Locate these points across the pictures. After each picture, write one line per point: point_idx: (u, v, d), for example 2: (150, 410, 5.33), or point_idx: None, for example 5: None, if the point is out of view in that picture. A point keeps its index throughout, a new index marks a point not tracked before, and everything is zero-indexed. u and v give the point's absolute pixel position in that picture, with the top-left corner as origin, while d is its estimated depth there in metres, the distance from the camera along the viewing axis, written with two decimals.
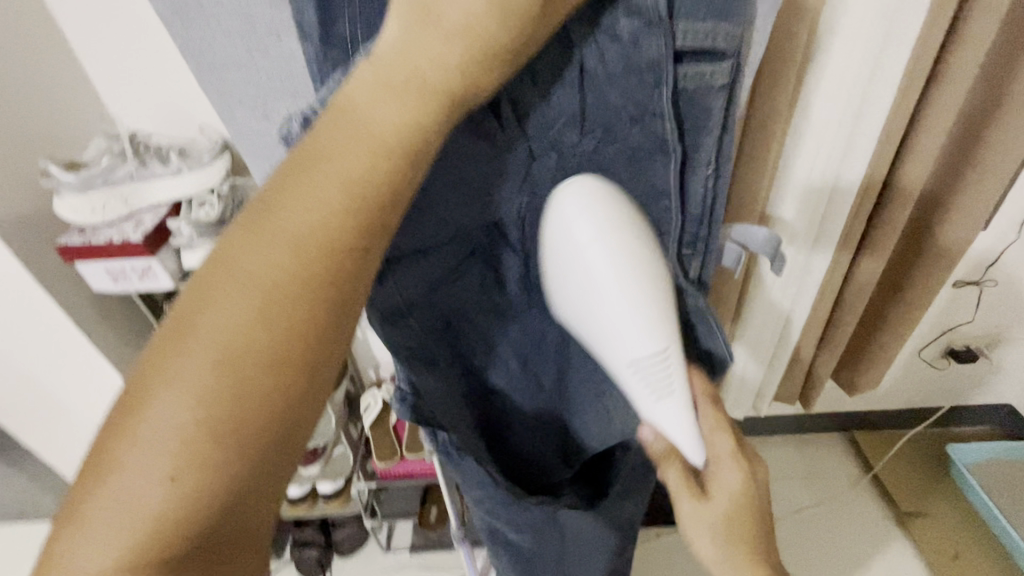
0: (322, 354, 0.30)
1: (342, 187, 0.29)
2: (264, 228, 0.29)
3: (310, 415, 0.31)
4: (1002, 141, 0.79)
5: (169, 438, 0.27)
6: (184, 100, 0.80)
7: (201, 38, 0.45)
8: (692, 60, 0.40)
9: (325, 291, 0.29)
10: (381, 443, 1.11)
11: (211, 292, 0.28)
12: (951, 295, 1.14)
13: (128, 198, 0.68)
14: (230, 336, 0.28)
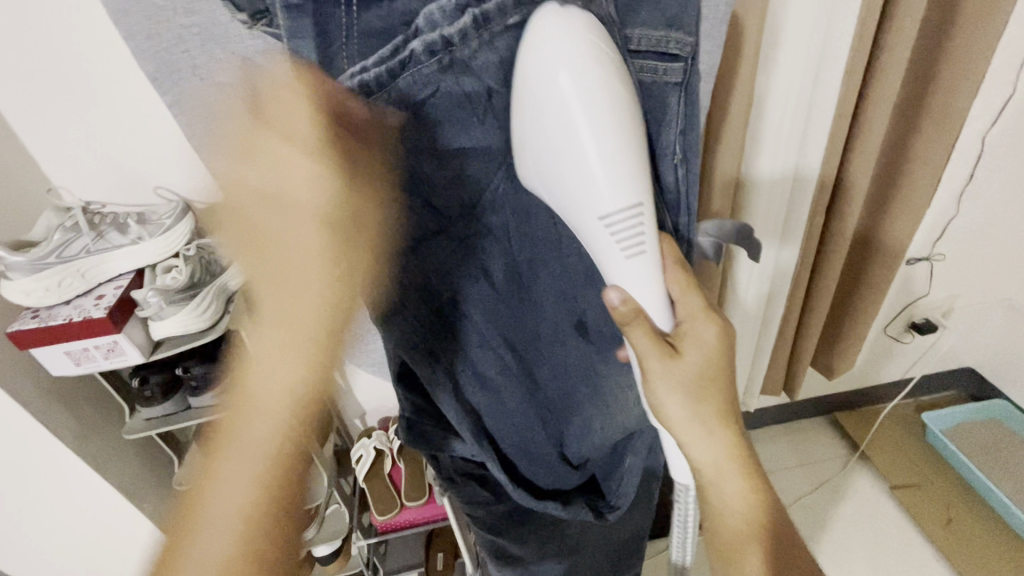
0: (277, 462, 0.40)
1: (296, 339, 0.37)
2: (248, 399, 0.39)
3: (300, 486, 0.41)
4: (935, 125, 0.86)
5: (230, 519, 0.39)
6: (136, 164, 0.77)
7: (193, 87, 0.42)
8: (646, 58, 0.42)
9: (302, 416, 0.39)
10: (378, 494, 1.06)
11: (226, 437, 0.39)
12: (906, 272, 1.21)
13: (85, 272, 0.63)
14: (256, 476, 0.39)
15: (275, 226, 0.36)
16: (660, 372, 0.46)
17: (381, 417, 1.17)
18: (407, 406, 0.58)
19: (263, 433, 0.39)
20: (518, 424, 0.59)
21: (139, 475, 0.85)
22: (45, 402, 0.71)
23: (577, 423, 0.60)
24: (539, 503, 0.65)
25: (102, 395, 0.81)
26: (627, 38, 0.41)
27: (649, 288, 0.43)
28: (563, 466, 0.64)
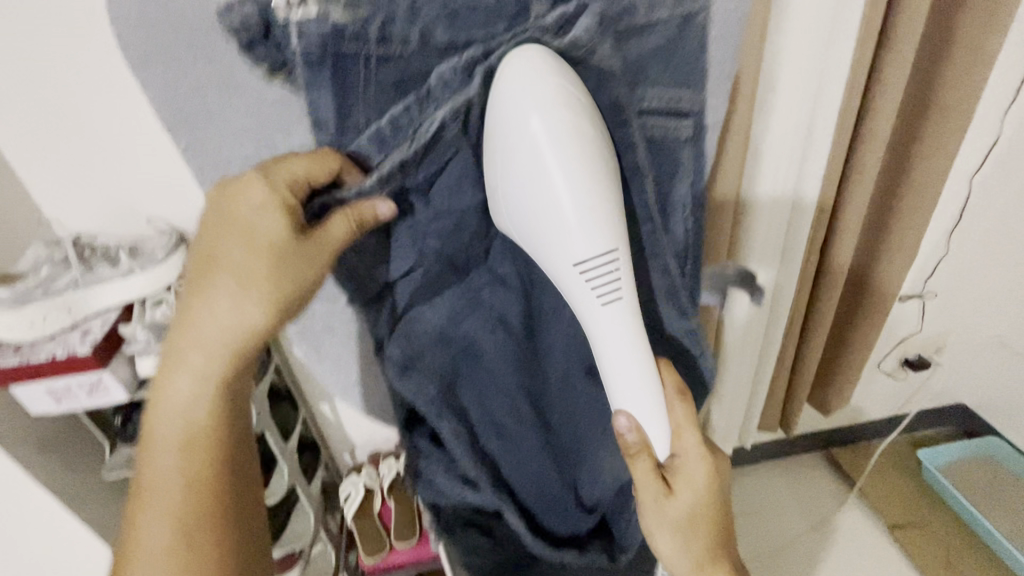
0: (239, 439, 0.48)
1: (219, 359, 0.44)
2: (155, 431, 0.46)
3: (239, 483, 0.48)
4: (925, 170, 0.88)
5: (161, 551, 0.45)
6: (131, 196, 0.77)
7: (202, 136, 0.44)
8: (659, 115, 0.43)
9: (223, 424, 0.46)
10: (367, 534, 1.02)
11: (154, 430, 0.46)
12: (899, 308, 1.22)
13: (72, 307, 0.61)
14: (181, 492, 0.46)
15: (229, 242, 0.42)
16: (659, 508, 0.50)
17: (371, 452, 1.14)
18: (416, 454, 0.57)
19: (179, 472, 0.46)
20: (534, 469, 0.58)
21: (117, 515, 0.81)
22: (20, 442, 0.68)
23: (589, 464, 0.58)
24: (553, 551, 0.62)
25: (84, 431, 0.78)
26: (640, 96, 0.42)
27: (657, 424, 0.45)
28: (576, 508, 0.62)
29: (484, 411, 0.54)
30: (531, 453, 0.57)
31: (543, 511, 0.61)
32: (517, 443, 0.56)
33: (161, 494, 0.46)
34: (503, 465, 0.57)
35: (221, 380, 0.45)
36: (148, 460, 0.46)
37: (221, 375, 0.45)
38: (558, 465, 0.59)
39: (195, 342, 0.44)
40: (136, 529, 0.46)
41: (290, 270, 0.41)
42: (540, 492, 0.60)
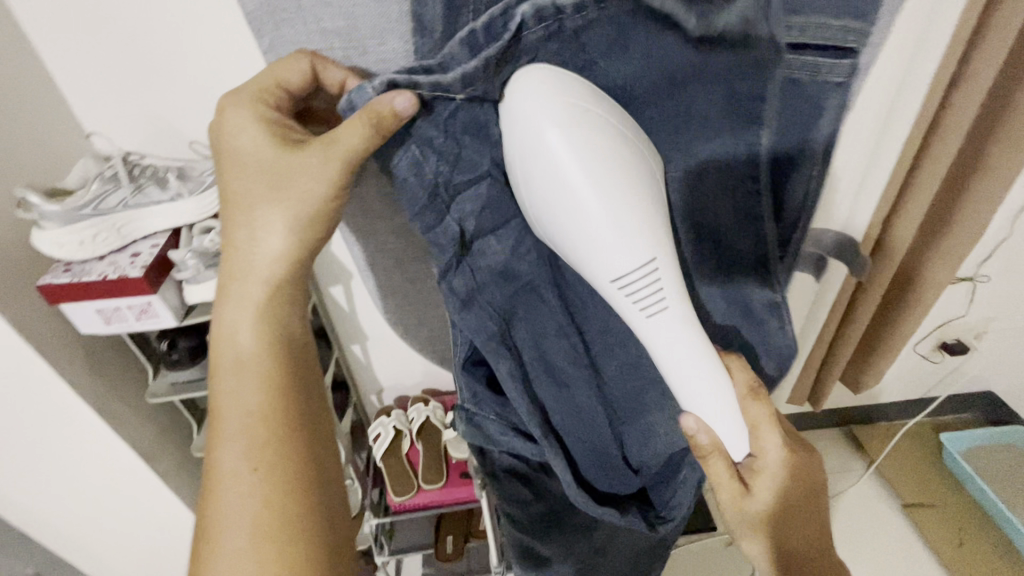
0: (297, 366, 0.49)
1: (259, 283, 0.47)
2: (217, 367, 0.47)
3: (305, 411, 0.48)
4: (1012, 143, 0.81)
5: (248, 482, 0.44)
6: (174, 114, 0.74)
7: (289, 30, 0.45)
8: (814, 52, 0.39)
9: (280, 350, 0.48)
10: (395, 474, 1.04)
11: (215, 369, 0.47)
12: (948, 291, 1.17)
13: (121, 227, 0.60)
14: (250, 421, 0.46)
15: (235, 171, 0.46)
16: (735, 503, 0.48)
17: (399, 397, 1.15)
18: (466, 397, 0.55)
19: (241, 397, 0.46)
20: (588, 421, 0.55)
21: (160, 440, 0.83)
22: (72, 360, 0.69)
23: (641, 420, 0.56)
24: (601, 509, 0.58)
25: (128, 356, 0.78)
26: (797, 28, 0.38)
27: (731, 424, 0.44)
28: (624, 467, 0.59)
29: (541, 354, 0.52)
30: (585, 405, 0.54)
31: (590, 467, 0.58)
32: (572, 397, 0.54)
33: (229, 427, 0.45)
34: (554, 414, 0.54)
35: (263, 309, 0.47)
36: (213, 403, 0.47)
37: (262, 303, 0.47)
38: (613, 421, 0.56)
39: (240, 274, 0.47)
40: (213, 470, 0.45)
41: (302, 185, 0.44)
42: (590, 450, 0.57)
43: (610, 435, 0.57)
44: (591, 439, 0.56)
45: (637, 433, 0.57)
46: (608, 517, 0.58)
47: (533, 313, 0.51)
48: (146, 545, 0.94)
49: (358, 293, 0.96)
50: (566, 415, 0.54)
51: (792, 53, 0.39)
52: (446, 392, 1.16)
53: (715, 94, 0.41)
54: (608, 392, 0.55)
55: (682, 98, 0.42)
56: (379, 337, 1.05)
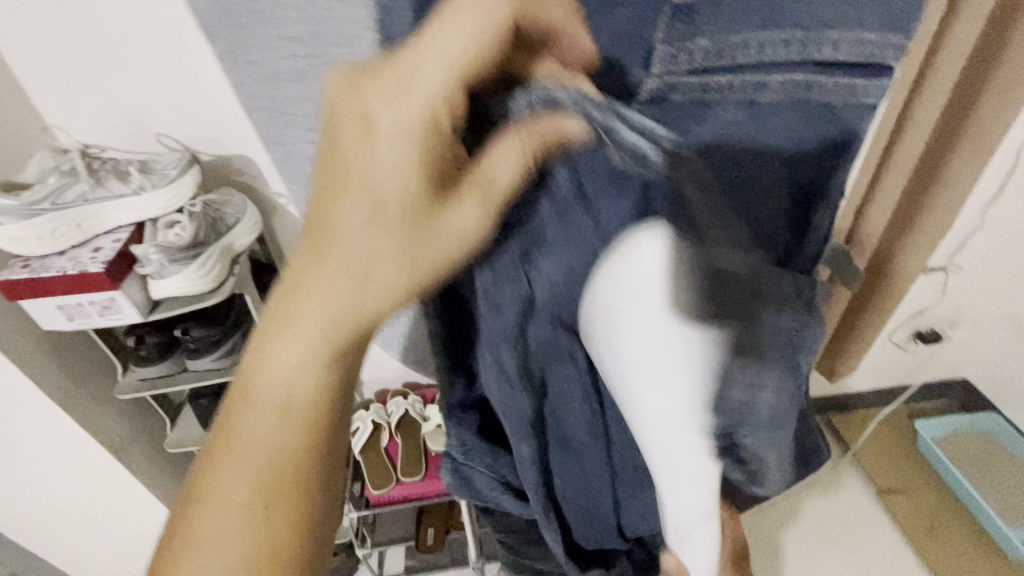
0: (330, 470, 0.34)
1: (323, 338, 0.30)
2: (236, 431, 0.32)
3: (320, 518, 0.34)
4: (980, 137, 0.82)
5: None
6: (139, 107, 0.73)
7: (245, 29, 0.37)
8: (843, 72, 0.31)
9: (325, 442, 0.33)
10: (374, 467, 1.04)
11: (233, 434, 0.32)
12: (921, 281, 1.19)
13: (81, 221, 0.59)
14: (249, 516, 0.32)
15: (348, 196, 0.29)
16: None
17: (379, 391, 1.15)
18: (454, 446, 0.47)
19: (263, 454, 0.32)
20: (590, 502, 0.44)
21: (133, 437, 0.83)
22: (36, 355, 0.68)
23: (648, 503, 0.45)
24: (582, 573, 0.49)
25: (96, 353, 0.78)
26: (830, 44, 0.30)
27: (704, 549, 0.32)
28: (617, 538, 0.49)
29: (563, 432, 0.39)
30: (597, 491, 0.43)
31: (588, 537, 0.48)
32: (588, 480, 0.42)
33: (219, 524, 0.32)
34: (562, 488, 0.43)
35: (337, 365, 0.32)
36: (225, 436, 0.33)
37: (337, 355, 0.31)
38: (628, 497, 0.45)
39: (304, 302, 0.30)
40: (188, 546, 0.33)
41: (439, 246, 0.29)
42: (592, 524, 0.47)
43: (628, 509, 0.46)
44: (589, 511, 0.45)
45: (643, 510, 0.46)
46: (587, 574, 0.51)
47: (566, 390, 0.36)
48: (122, 543, 0.93)
49: None
50: (578, 494, 0.43)
51: (820, 74, 0.31)
52: (425, 385, 1.16)
53: (744, 121, 0.30)
54: (627, 471, 0.43)
55: (702, 124, 0.30)
56: None
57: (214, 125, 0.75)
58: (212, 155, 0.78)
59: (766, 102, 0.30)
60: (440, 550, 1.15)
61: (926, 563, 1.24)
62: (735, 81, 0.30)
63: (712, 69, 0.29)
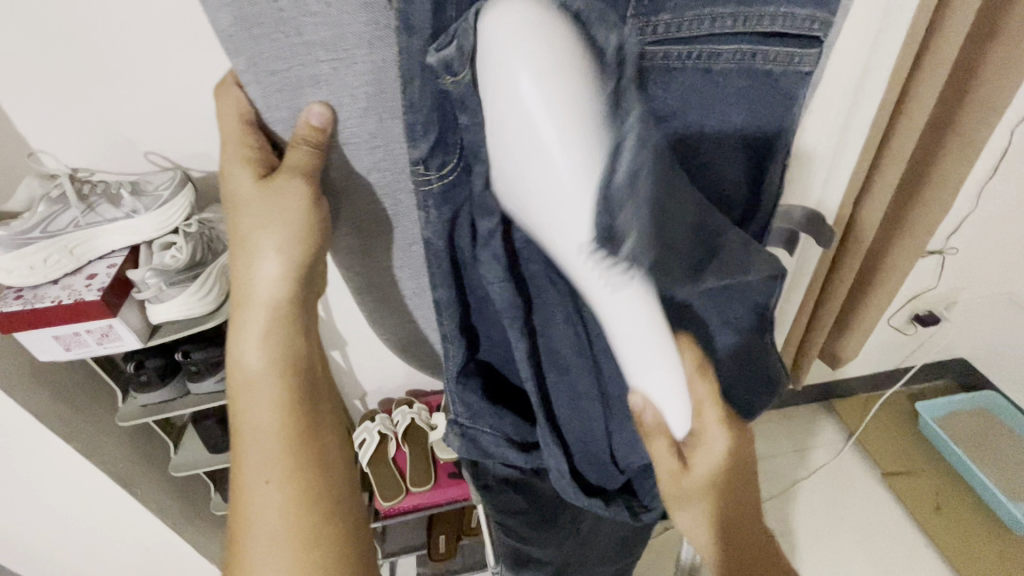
0: (323, 418, 0.46)
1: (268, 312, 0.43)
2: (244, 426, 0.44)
3: (330, 462, 0.46)
4: (972, 123, 0.83)
5: (283, 548, 0.43)
6: (125, 126, 0.71)
7: (268, 48, 0.33)
8: (780, 44, 0.37)
9: (304, 407, 0.44)
10: (383, 479, 1.03)
11: (241, 426, 0.44)
12: (919, 265, 1.20)
13: (74, 249, 0.57)
14: (283, 484, 0.43)
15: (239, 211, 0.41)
16: (673, 485, 0.44)
17: (383, 401, 1.14)
18: (458, 411, 0.50)
19: (271, 411, 0.43)
20: (589, 430, 0.49)
21: (138, 464, 0.81)
22: (31, 386, 0.66)
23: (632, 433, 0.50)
24: (585, 500, 0.53)
25: (96, 382, 0.76)
26: (768, 17, 0.36)
27: (676, 404, 0.39)
28: (613, 468, 0.54)
29: (552, 351, 0.45)
30: (584, 413, 0.48)
31: (583, 464, 0.53)
32: (583, 407, 0.48)
33: (263, 493, 0.43)
34: (557, 411, 0.48)
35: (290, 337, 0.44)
36: (237, 416, 0.44)
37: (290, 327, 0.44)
38: (610, 425, 0.50)
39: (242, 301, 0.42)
40: (245, 523, 0.43)
41: (287, 207, 0.39)
42: (586, 452, 0.52)
43: (617, 438, 0.51)
44: (585, 438, 0.50)
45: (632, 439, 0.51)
46: (599, 509, 0.55)
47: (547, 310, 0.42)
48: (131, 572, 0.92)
49: (333, 299, 0.94)
50: (573, 420, 0.49)
51: (764, 43, 0.37)
52: (430, 393, 1.15)
53: (697, 90, 0.37)
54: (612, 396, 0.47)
55: (667, 91, 0.37)
56: (359, 342, 1.03)
57: (206, 141, 0.73)
58: (204, 172, 0.76)
59: (719, 70, 0.37)
60: (452, 558, 1.14)
61: (933, 542, 1.25)
62: (693, 53, 0.36)
63: (672, 40, 0.35)
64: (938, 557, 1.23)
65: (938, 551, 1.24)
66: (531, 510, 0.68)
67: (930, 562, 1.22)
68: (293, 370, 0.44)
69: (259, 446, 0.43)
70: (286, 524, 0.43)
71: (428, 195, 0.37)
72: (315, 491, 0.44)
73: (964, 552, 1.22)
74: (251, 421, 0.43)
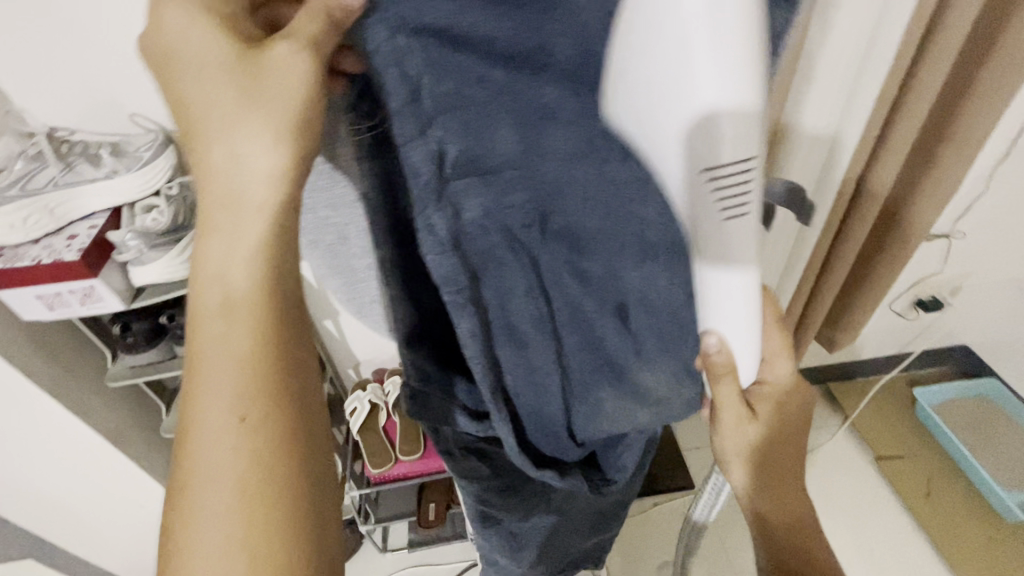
0: (299, 351, 0.34)
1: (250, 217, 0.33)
2: (204, 358, 0.32)
3: (308, 400, 0.34)
4: (986, 98, 0.80)
5: (221, 530, 0.30)
6: (109, 87, 0.70)
7: None
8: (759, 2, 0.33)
9: (281, 331, 0.33)
10: (374, 447, 1.05)
11: (202, 355, 0.32)
12: (924, 248, 1.17)
13: (54, 208, 0.57)
14: (242, 437, 0.31)
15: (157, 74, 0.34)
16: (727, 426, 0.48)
17: (375, 371, 1.15)
18: (412, 377, 0.48)
19: (239, 343, 0.32)
20: (540, 401, 0.48)
21: (130, 423, 0.83)
22: (19, 343, 0.67)
23: (591, 403, 0.50)
24: (540, 474, 0.53)
25: (86, 343, 0.77)
26: None
27: (750, 350, 0.40)
28: (568, 440, 0.53)
29: (507, 324, 0.43)
30: (534, 381, 0.46)
31: (539, 439, 0.52)
32: (540, 380, 0.46)
33: (217, 446, 0.31)
34: (511, 384, 0.46)
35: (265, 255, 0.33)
36: (195, 348, 0.32)
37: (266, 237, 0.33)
38: (566, 394, 0.49)
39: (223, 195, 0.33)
40: (192, 496, 0.31)
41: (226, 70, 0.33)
42: (542, 424, 0.50)
43: (575, 408, 0.50)
44: (538, 411, 0.49)
45: (587, 410, 0.50)
46: (553, 479, 0.55)
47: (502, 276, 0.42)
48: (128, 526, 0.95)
49: None
50: (527, 391, 0.47)
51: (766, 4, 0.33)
52: None
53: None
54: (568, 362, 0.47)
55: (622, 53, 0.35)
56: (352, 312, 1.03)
57: None
58: None
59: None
60: (441, 525, 1.18)
61: (920, 525, 1.26)
62: None
63: None
64: (924, 540, 1.24)
65: (924, 533, 1.24)
66: (499, 481, 0.69)
67: (915, 543, 1.23)
68: (270, 276, 0.34)
69: (224, 387, 0.31)
70: (242, 496, 0.31)
71: (364, 150, 0.39)
72: (274, 452, 0.32)
73: (949, 535, 1.23)
74: (205, 354, 0.32)
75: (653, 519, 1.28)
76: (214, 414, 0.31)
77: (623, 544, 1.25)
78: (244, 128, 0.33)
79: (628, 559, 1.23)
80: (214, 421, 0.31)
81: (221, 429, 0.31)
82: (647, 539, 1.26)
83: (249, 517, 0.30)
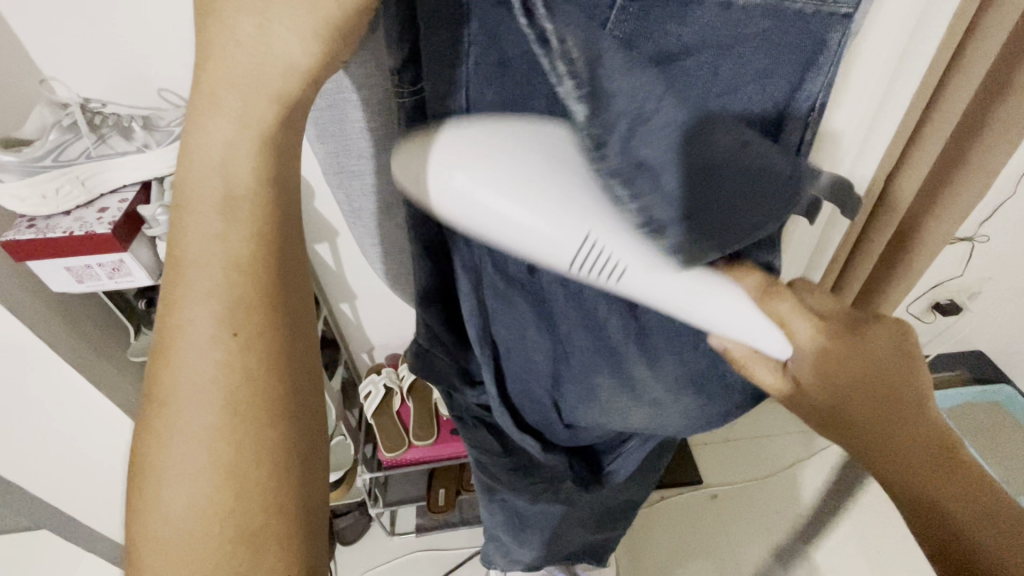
0: (294, 275, 0.28)
1: (256, 107, 0.25)
2: (180, 263, 0.26)
3: (298, 340, 0.28)
4: None
5: (201, 463, 0.26)
6: (138, 61, 0.69)
7: None
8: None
9: (274, 253, 0.27)
10: (387, 430, 1.05)
11: (179, 260, 0.26)
12: (947, 251, 1.16)
13: (85, 180, 0.57)
14: (224, 371, 0.26)
15: None
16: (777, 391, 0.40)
17: (389, 356, 1.15)
18: (422, 334, 0.52)
19: (224, 250, 0.26)
20: (528, 368, 0.50)
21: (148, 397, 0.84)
22: (47, 313, 0.67)
23: (584, 387, 0.49)
24: (521, 437, 0.56)
25: (110, 316, 0.78)
26: None
27: (756, 328, 0.38)
28: (556, 416, 0.54)
29: (507, 288, 0.45)
30: (525, 344, 0.48)
31: (524, 403, 0.54)
32: (529, 346, 0.48)
33: (195, 377, 0.25)
34: (504, 340, 0.48)
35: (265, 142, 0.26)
36: (179, 241, 0.26)
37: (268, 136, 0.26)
38: (559, 367, 0.49)
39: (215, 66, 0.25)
40: (161, 435, 0.26)
41: None
42: (530, 387, 0.52)
43: (567, 385, 0.50)
44: (525, 376, 0.51)
45: (579, 390, 0.50)
46: (529, 443, 0.57)
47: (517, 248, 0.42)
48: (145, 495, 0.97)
49: (344, 252, 0.94)
50: (515, 353, 0.49)
51: None
52: None
53: (712, 27, 0.33)
54: (570, 341, 0.47)
55: (682, 27, 0.33)
56: (369, 297, 1.03)
57: None
58: None
59: (742, 8, 0.33)
60: (450, 510, 1.19)
61: None
62: None
63: None
64: None
65: None
66: (508, 464, 0.69)
67: None
68: (269, 188, 0.26)
69: (212, 293, 0.26)
70: (223, 425, 0.26)
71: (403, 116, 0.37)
72: (267, 377, 0.27)
73: None
74: (190, 252, 0.26)
75: (660, 510, 1.29)
76: (197, 326, 0.26)
77: (630, 535, 1.26)
78: (288, 36, 0.24)
79: (634, 550, 1.24)
80: (196, 331, 0.26)
81: (203, 342, 0.26)
82: (654, 532, 1.26)
83: (228, 446, 0.26)
